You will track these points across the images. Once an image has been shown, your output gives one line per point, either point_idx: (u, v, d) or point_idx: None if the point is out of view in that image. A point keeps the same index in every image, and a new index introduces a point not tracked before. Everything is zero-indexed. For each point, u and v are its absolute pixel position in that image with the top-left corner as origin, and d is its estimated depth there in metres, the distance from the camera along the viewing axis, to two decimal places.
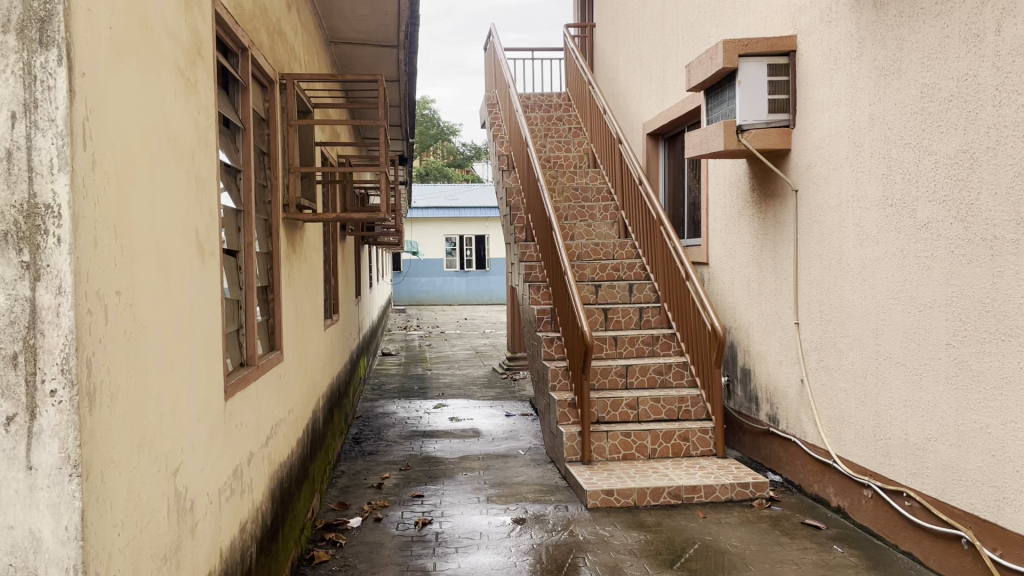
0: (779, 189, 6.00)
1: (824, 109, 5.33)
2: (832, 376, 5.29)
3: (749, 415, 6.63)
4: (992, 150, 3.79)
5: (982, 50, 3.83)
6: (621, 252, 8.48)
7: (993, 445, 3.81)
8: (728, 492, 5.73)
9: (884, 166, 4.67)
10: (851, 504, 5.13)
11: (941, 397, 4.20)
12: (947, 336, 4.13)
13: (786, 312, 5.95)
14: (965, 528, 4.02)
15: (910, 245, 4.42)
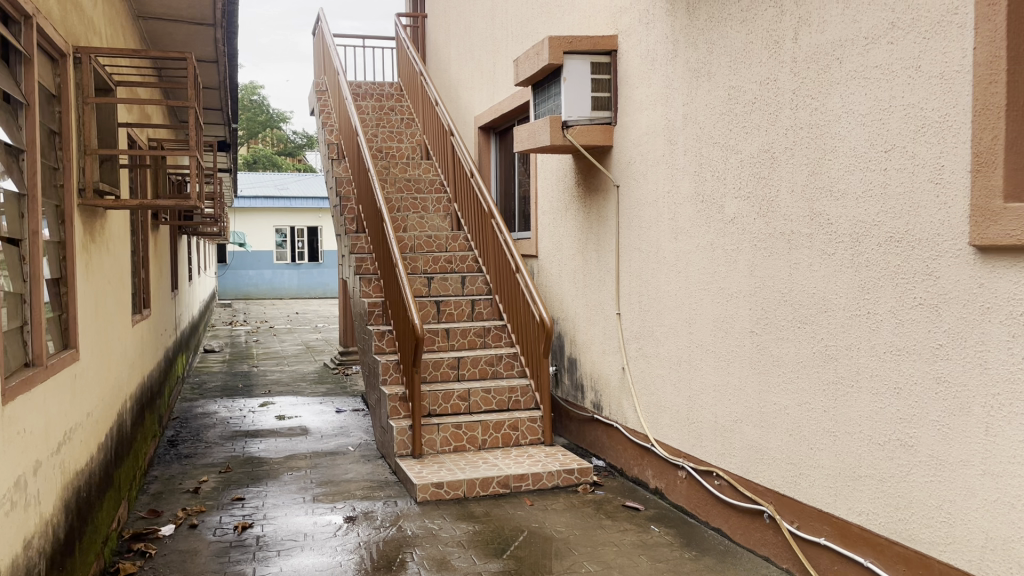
0: (603, 183, 6.17)
1: (642, 108, 5.53)
2: (650, 363, 5.52)
3: (575, 403, 6.82)
4: (789, 150, 4.06)
5: (781, 56, 4.09)
6: (453, 244, 8.46)
7: (790, 425, 4.11)
8: (555, 478, 5.86)
9: (696, 163, 4.91)
10: (667, 484, 5.38)
11: (745, 381, 4.47)
12: (750, 324, 4.40)
13: (609, 303, 6.14)
14: (767, 504, 4.31)
15: (719, 239, 4.67)
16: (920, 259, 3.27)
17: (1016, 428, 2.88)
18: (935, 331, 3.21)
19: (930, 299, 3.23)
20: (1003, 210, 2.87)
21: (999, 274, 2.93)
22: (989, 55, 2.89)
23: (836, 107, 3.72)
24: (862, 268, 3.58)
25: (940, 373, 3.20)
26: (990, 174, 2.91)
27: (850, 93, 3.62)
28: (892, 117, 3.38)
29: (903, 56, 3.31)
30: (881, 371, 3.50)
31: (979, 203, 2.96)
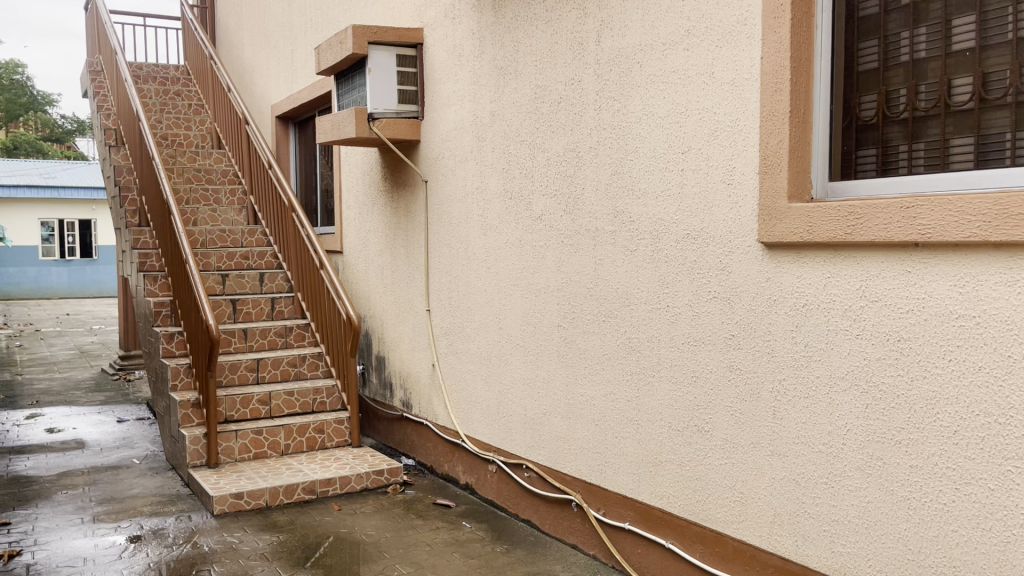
0: (409, 179, 6.08)
1: (449, 103, 5.49)
2: (459, 359, 5.51)
3: (383, 402, 6.68)
4: (593, 150, 4.18)
5: (585, 58, 4.20)
6: (250, 239, 8.02)
7: (596, 415, 4.24)
8: (363, 480, 5.70)
9: (503, 160, 4.94)
10: (477, 479, 5.40)
11: (553, 374, 4.57)
12: (558, 319, 4.49)
13: (417, 299, 6.07)
14: (574, 493, 4.43)
15: (527, 236, 4.74)
16: (714, 255, 3.47)
17: (800, 410, 3.13)
18: (728, 323, 3.43)
19: (723, 292, 3.44)
20: (787, 209, 3.10)
21: (784, 268, 3.17)
22: (774, 65, 3.11)
23: (637, 109, 3.87)
24: (663, 264, 3.75)
25: (733, 362, 3.41)
26: (775, 176, 3.14)
27: (650, 96, 3.78)
28: (689, 121, 3.57)
29: (698, 63, 3.50)
30: (680, 361, 3.69)
31: (766, 202, 3.18)
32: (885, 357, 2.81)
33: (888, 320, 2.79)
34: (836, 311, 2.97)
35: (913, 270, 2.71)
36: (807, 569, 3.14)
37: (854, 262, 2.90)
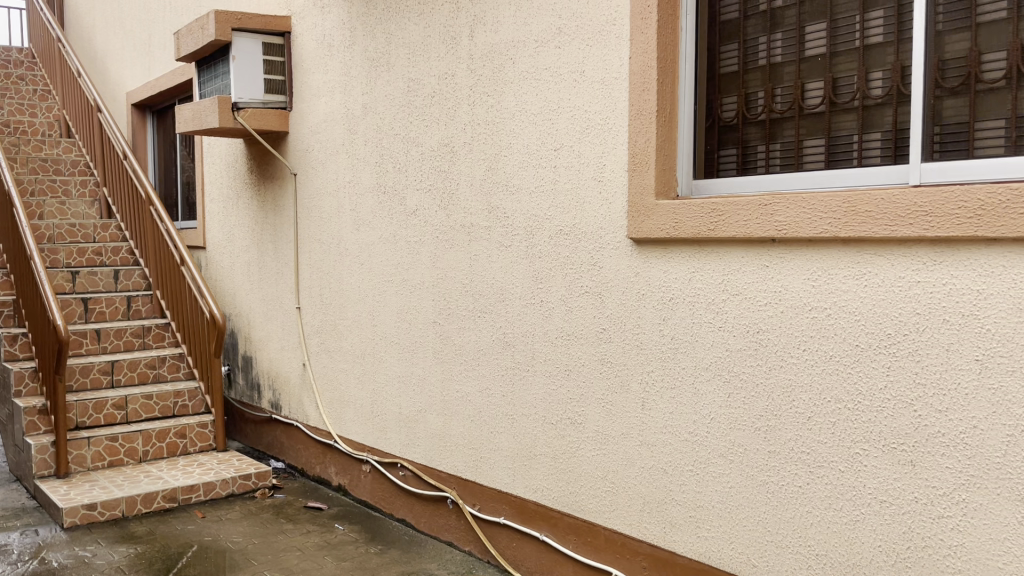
0: (277, 171, 5.88)
1: (319, 94, 5.34)
2: (332, 358, 5.37)
3: (250, 404, 6.43)
4: (467, 145, 4.16)
5: (458, 52, 4.18)
6: (103, 234, 7.52)
7: (472, 411, 4.23)
8: (229, 486, 5.46)
9: (375, 154, 4.85)
10: (350, 480, 5.28)
11: (428, 371, 4.53)
12: (433, 315, 4.45)
13: (286, 297, 5.87)
14: (449, 490, 4.40)
15: (400, 231, 4.67)
16: (586, 251, 3.53)
17: (668, 401, 3.23)
18: (600, 317, 3.49)
19: (594, 287, 3.50)
20: (655, 206, 3.18)
21: (652, 263, 3.25)
22: (642, 64, 3.19)
23: (510, 105, 3.88)
24: (536, 259, 3.78)
25: (605, 355, 3.48)
26: (644, 173, 3.22)
27: (523, 92, 3.80)
28: (561, 118, 3.61)
29: (569, 61, 3.55)
30: (553, 355, 3.73)
31: (635, 199, 3.25)
32: (746, 348, 2.93)
33: (749, 313, 2.92)
34: (701, 305, 3.08)
35: (771, 265, 2.84)
36: (674, 554, 3.25)
37: (716, 257, 3.02)
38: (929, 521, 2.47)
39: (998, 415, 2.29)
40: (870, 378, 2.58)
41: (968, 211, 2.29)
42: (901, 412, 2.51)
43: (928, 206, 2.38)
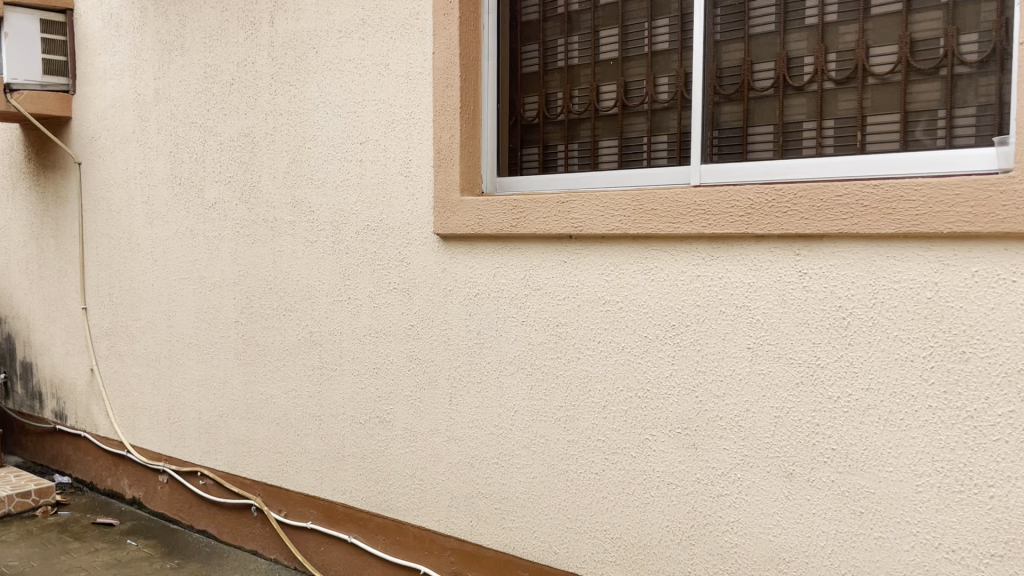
0: (59, 160, 5.39)
1: (106, 78, 4.94)
2: (124, 362, 5.00)
3: (31, 415, 5.86)
4: (269, 136, 4.00)
5: (258, 39, 4.01)
6: None
7: (277, 413, 4.08)
8: (4, 505, 4.93)
9: (170, 143, 4.55)
10: (146, 492, 4.93)
11: (230, 373, 4.31)
12: (235, 314, 4.25)
13: (71, 297, 5.40)
14: (253, 496, 4.21)
15: (198, 226, 4.41)
16: (392, 246, 3.49)
17: (473, 396, 3.25)
18: (407, 313, 3.46)
19: (401, 283, 3.47)
20: (459, 202, 3.19)
21: (456, 259, 3.26)
22: (445, 60, 3.19)
23: (313, 96, 3.77)
24: (342, 255, 3.69)
25: (412, 351, 3.46)
26: (448, 169, 3.22)
27: (327, 83, 3.70)
28: (365, 111, 3.55)
29: (373, 53, 3.49)
30: (360, 353, 3.66)
31: (440, 194, 3.25)
32: (546, 342, 3.01)
33: (548, 307, 2.99)
34: (503, 300, 3.13)
35: (568, 260, 2.92)
36: (481, 547, 3.28)
37: (518, 253, 3.07)
38: (709, 500, 2.63)
39: (767, 397, 2.49)
40: (658, 367, 2.72)
41: (740, 210, 2.47)
42: (686, 398, 2.66)
43: (706, 205, 2.54)
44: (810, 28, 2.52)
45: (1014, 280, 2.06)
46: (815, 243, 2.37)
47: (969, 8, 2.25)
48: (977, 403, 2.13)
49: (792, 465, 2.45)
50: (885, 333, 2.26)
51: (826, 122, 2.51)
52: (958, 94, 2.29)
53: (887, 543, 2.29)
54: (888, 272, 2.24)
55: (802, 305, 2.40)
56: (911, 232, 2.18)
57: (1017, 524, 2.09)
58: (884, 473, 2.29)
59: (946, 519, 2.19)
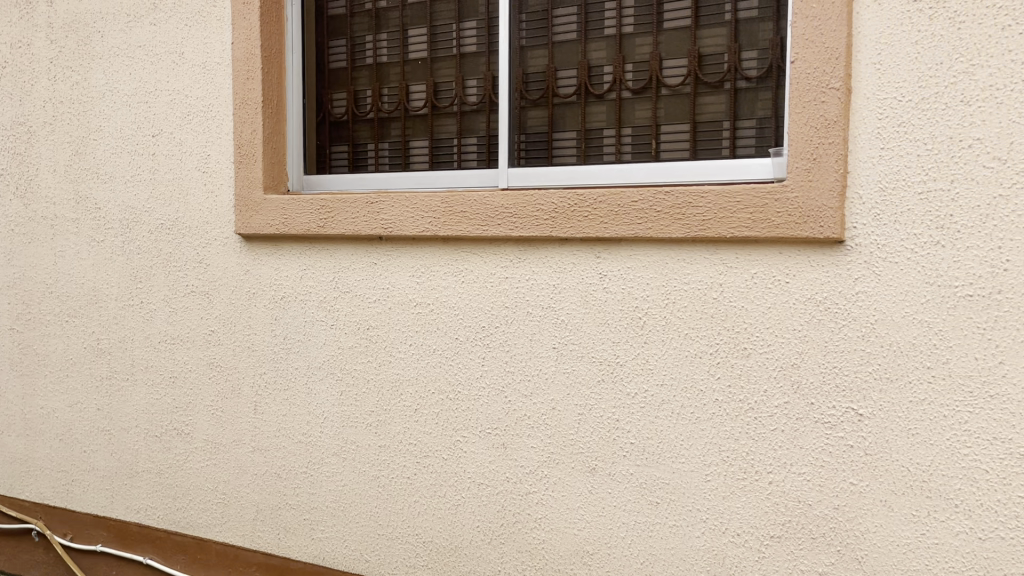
0: None
1: None
2: None
3: None
4: (48, 125, 3.64)
5: (34, 18, 3.64)
6: None
7: (61, 429, 3.73)
8: None
9: None
10: None
11: (5, 386, 3.88)
12: (10, 321, 3.83)
13: None
14: (34, 520, 3.80)
15: None
16: (190, 247, 3.28)
17: (279, 403, 3.12)
18: (207, 318, 3.26)
19: (200, 286, 3.27)
20: (263, 200, 3.04)
21: (260, 260, 3.11)
22: (246, 51, 3.04)
23: (98, 84, 3.47)
24: (134, 256, 3.43)
25: (213, 358, 3.27)
26: (250, 166, 3.06)
27: (114, 71, 3.42)
28: (158, 102, 3.31)
29: (167, 41, 3.27)
30: (155, 361, 3.42)
31: (242, 192, 3.09)
32: (356, 346, 2.94)
33: (358, 310, 2.92)
34: (311, 303, 3.02)
35: (378, 262, 2.86)
36: (289, 560, 3.15)
37: (325, 255, 2.97)
38: (518, 498, 2.67)
39: (572, 396, 2.55)
40: (468, 369, 2.72)
41: (545, 213, 2.51)
42: (494, 399, 2.69)
43: (513, 208, 2.57)
44: (609, 38, 2.62)
45: (788, 280, 2.23)
46: (614, 246, 2.45)
47: (749, 27, 2.42)
48: (757, 396, 2.29)
49: (594, 460, 2.54)
50: (677, 332, 2.38)
51: (624, 130, 2.62)
52: (741, 107, 2.45)
53: (681, 531, 2.42)
54: (680, 274, 2.37)
55: (603, 305, 2.48)
56: (700, 236, 2.30)
57: (792, 506, 2.27)
58: (677, 465, 2.41)
59: (732, 505, 2.35)
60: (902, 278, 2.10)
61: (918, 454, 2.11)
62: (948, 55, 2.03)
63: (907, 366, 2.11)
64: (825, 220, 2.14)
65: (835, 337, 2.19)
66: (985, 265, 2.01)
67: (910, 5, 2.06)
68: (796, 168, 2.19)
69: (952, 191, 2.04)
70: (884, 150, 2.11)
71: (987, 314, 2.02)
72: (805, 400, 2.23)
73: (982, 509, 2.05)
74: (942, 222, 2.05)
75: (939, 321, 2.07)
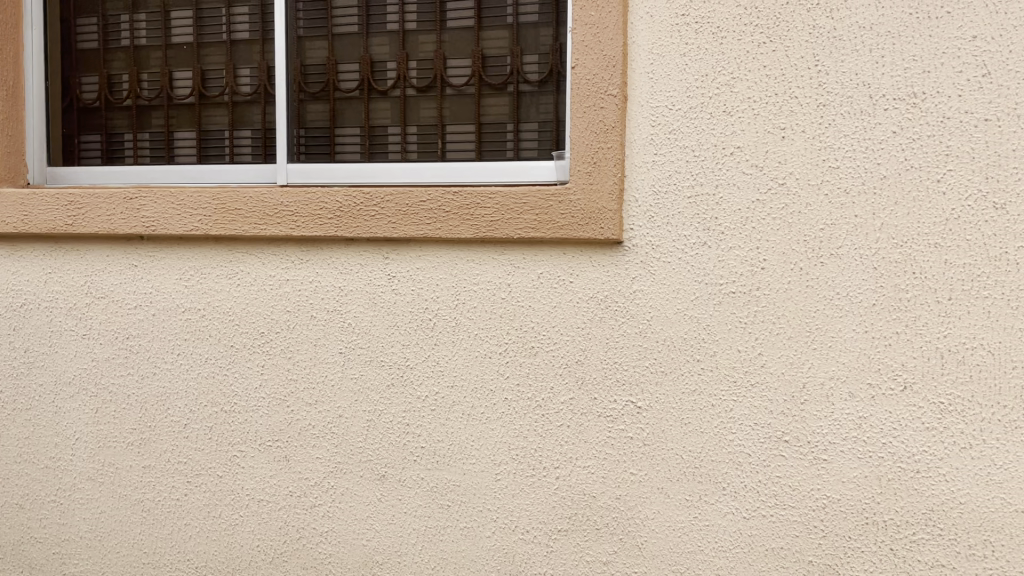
0: None
1: None
2: None
3: None
4: None
5: None
6: None
7: None
8: None
9: None
10: None
11: None
12: None
13: None
14: None
15: None
16: None
17: (20, 425, 2.74)
18: None
19: None
20: None
21: None
22: None
23: None
24: None
25: None
26: None
27: None
28: None
29: None
30: None
31: None
32: (114, 357, 2.64)
33: (116, 317, 2.63)
34: (58, 311, 2.68)
35: (139, 264, 2.60)
36: None
37: (75, 256, 2.64)
38: (302, 512, 2.53)
39: (359, 402, 2.46)
40: (246, 378, 2.54)
41: (328, 212, 2.40)
42: (275, 409, 2.53)
43: (292, 206, 2.42)
44: (391, 33, 2.55)
45: (571, 280, 2.28)
46: (401, 247, 2.39)
47: (530, 31, 2.45)
48: (544, 393, 2.33)
49: (383, 467, 2.46)
50: (466, 333, 2.37)
51: (409, 128, 2.57)
52: (523, 110, 2.48)
53: (471, 532, 2.41)
54: (468, 275, 2.35)
55: (391, 308, 2.42)
56: (487, 237, 2.30)
57: (577, 499, 2.33)
58: (467, 466, 2.40)
59: (521, 502, 2.37)
60: (675, 276, 2.23)
61: (691, 442, 2.25)
62: (712, 67, 2.17)
63: (680, 359, 2.24)
64: (605, 222, 2.22)
65: (615, 334, 2.27)
66: (746, 264, 2.18)
67: (679, 19, 2.19)
68: (577, 171, 2.24)
69: (717, 195, 2.19)
70: (657, 156, 2.23)
71: (747, 309, 2.19)
72: (589, 396, 2.30)
73: (746, 489, 2.22)
74: (709, 224, 2.20)
75: (708, 317, 2.22)
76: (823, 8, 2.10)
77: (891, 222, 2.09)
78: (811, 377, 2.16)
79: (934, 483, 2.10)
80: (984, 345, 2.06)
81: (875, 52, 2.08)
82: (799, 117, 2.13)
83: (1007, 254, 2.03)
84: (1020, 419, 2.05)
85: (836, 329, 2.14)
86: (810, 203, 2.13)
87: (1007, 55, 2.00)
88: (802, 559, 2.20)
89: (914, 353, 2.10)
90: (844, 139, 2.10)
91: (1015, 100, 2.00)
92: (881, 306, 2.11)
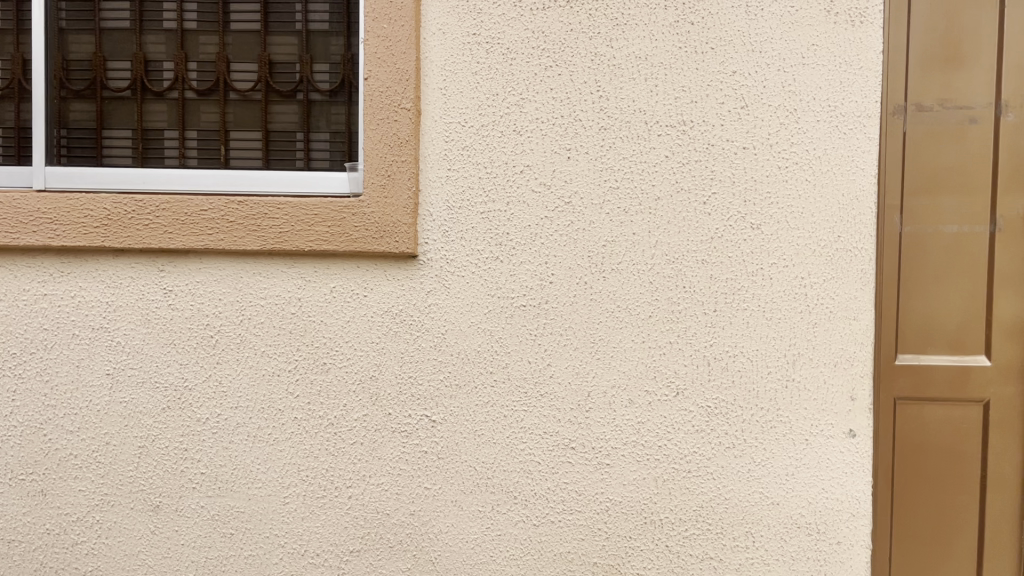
0: None
1: None
2: None
3: None
4: None
5: None
6: None
7: None
8: None
9: None
10: None
11: None
12: None
13: None
14: None
15: None
16: None
17: None
18: None
19: None
20: None
21: None
22: None
23: None
24: None
25: None
26: None
27: None
28: None
29: None
30: None
31: None
32: None
33: None
34: None
35: None
36: None
37: None
38: (62, 552, 2.29)
39: (130, 428, 2.26)
40: None
41: (95, 220, 2.19)
42: (30, 438, 2.26)
43: (51, 213, 2.19)
44: (169, 32, 2.39)
45: (365, 294, 2.25)
46: (179, 259, 2.23)
47: (321, 39, 2.39)
48: (336, 411, 2.26)
49: (157, 497, 2.28)
50: (252, 350, 2.25)
51: (188, 133, 2.41)
52: (313, 119, 2.41)
53: (257, 560, 2.29)
54: (254, 289, 2.24)
55: (168, 324, 2.25)
56: (275, 249, 2.20)
57: (370, 518, 2.29)
58: (252, 491, 2.28)
59: (311, 525, 2.29)
60: (469, 290, 2.26)
61: (483, 453, 2.28)
62: (503, 87, 2.24)
63: (472, 372, 2.27)
64: (399, 236, 2.20)
65: (409, 348, 2.26)
66: (535, 279, 2.26)
67: (470, 38, 2.23)
68: (371, 184, 2.20)
69: (508, 211, 2.25)
70: (451, 171, 2.25)
71: (537, 322, 2.26)
72: (382, 412, 2.27)
73: (536, 497, 2.28)
74: (500, 240, 2.25)
75: (499, 330, 2.26)
76: (604, 37, 2.23)
77: (665, 240, 2.25)
78: (595, 386, 2.27)
79: (702, 481, 2.28)
80: (744, 353, 2.26)
81: (649, 81, 2.23)
82: (583, 139, 2.24)
83: (762, 269, 2.25)
84: (774, 419, 2.27)
85: (617, 340, 2.26)
86: (593, 221, 2.25)
87: (760, 90, 2.23)
88: (587, 561, 2.29)
89: (685, 361, 2.26)
90: (623, 161, 2.24)
91: (767, 131, 2.23)
92: (656, 319, 2.26)
